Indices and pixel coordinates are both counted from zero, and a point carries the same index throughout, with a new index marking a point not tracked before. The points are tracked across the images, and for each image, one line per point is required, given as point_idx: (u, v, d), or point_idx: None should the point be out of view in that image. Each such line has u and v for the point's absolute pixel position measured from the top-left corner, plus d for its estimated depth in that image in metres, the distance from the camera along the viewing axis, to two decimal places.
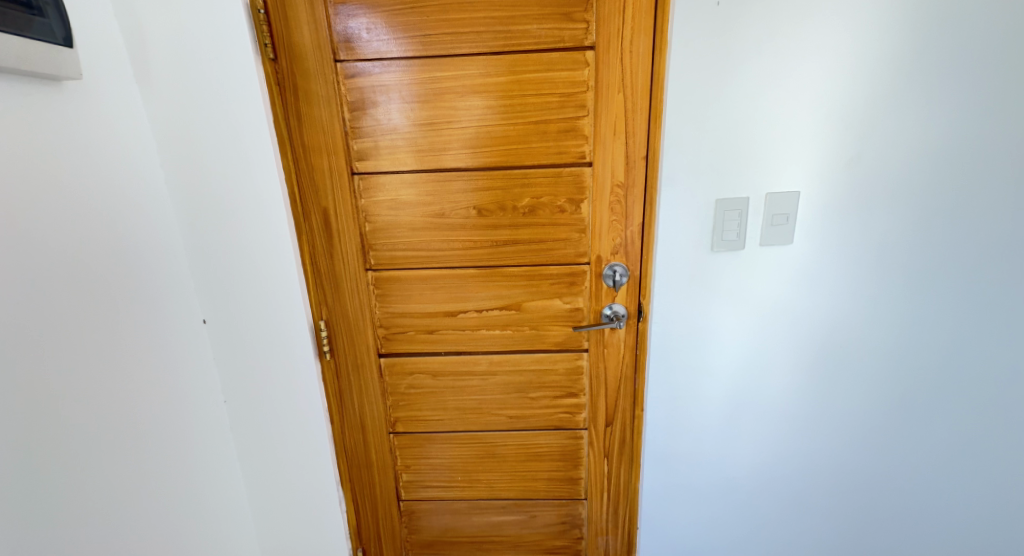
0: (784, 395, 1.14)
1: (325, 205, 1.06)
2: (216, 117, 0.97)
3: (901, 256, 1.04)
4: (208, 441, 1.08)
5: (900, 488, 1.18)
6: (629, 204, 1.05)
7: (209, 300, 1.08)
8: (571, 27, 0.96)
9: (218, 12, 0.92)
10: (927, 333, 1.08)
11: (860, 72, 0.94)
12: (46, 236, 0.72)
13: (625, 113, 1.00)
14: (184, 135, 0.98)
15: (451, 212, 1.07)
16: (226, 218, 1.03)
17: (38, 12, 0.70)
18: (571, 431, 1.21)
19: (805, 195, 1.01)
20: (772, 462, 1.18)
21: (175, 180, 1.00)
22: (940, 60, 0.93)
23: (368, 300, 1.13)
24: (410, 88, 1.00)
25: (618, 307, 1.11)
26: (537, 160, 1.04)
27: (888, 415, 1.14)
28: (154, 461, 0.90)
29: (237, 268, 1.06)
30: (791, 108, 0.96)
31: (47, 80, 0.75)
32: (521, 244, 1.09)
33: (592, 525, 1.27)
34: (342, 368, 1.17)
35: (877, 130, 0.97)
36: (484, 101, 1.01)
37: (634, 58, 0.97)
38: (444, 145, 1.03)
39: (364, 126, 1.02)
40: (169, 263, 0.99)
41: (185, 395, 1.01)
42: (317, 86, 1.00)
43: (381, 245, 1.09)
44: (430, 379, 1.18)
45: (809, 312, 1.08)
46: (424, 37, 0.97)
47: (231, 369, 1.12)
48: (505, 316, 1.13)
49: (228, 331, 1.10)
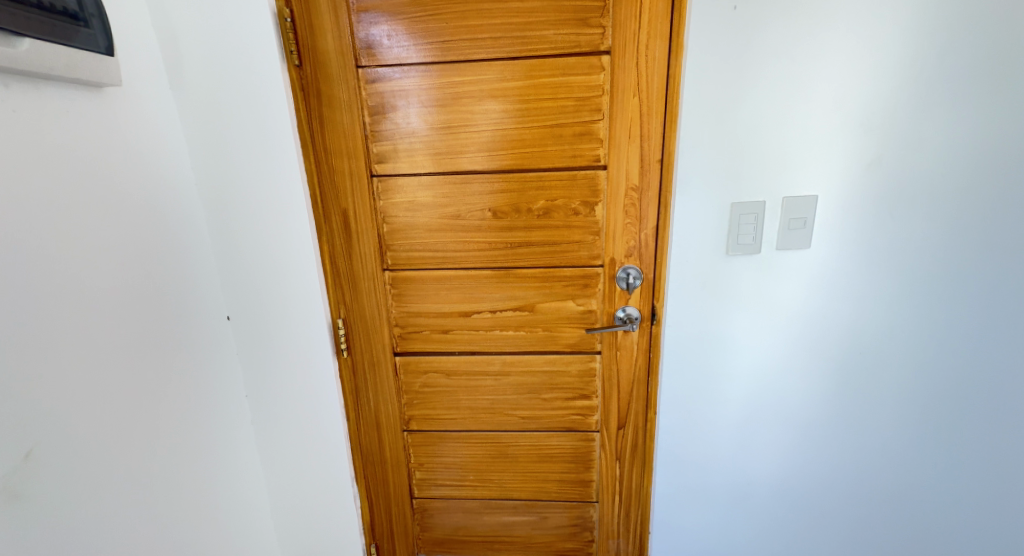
0: (803, 402, 1.12)
1: (344, 206, 1.09)
2: (244, 119, 1.01)
3: (921, 263, 1.02)
4: (229, 435, 1.11)
5: (920, 500, 1.15)
6: (643, 207, 1.05)
7: (234, 296, 1.12)
8: (587, 32, 0.97)
9: (249, 20, 0.96)
10: (953, 343, 1.06)
11: (878, 77, 0.93)
12: (80, 233, 0.76)
13: (641, 115, 1.00)
14: (214, 138, 1.02)
15: (467, 214, 1.09)
16: (252, 217, 1.07)
17: (84, 23, 0.75)
18: (583, 433, 1.21)
19: (823, 199, 1.00)
20: (785, 469, 1.17)
21: (205, 181, 1.05)
22: (969, 62, 0.91)
23: (385, 300, 1.15)
24: (429, 93, 1.03)
25: (631, 310, 1.11)
26: (552, 163, 1.05)
27: (908, 424, 1.11)
28: (176, 452, 0.94)
29: (259, 265, 1.10)
30: (808, 112, 0.95)
31: (89, 87, 0.80)
32: (535, 246, 1.10)
33: (603, 528, 1.27)
34: (358, 365, 1.19)
35: (902, 131, 0.95)
36: (501, 105, 1.02)
37: (649, 62, 0.97)
38: (461, 148, 1.05)
39: (383, 130, 1.05)
40: (196, 261, 1.03)
41: (207, 392, 1.04)
42: (339, 92, 1.03)
43: (398, 245, 1.12)
44: (444, 379, 1.20)
45: (825, 317, 1.06)
46: (442, 43, 1.00)
47: (252, 364, 1.16)
48: (519, 317, 1.14)
49: (250, 326, 1.14)
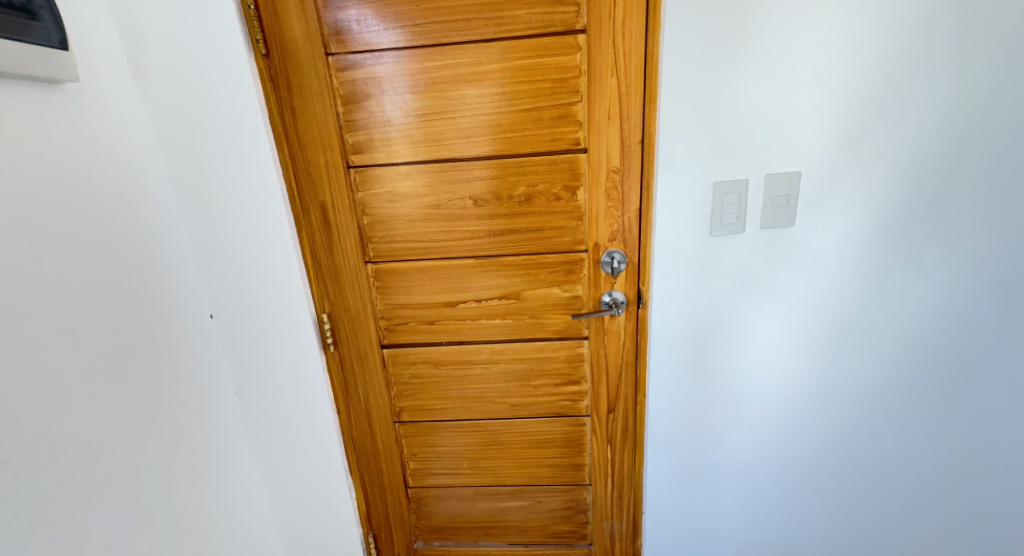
0: (791, 381, 1.12)
1: (322, 199, 1.07)
2: (215, 112, 0.98)
3: (907, 237, 1.01)
4: (219, 434, 1.10)
5: (909, 469, 1.16)
6: (625, 190, 1.04)
7: (215, 294, 1.10)
8: (561, 11, 0.94)
9: (212, 8, 0.93)
10: (938, 316, 1.06)
11: (861, 49, 0.90)
12: (57, 231, 0.76)
13: (620, 97, 0.98)
14: (184, 133, 0.99)
15: (448, 203, 1.07)
16: (228, 212, 1.05)
17: (34, 16, 0.72)
18: (574, 418, 1.22)
19: (806, 177, 0.98)
20: (774, 446, 1.17)
21: (178, 178, 1.02)
22: (954, 27, 0.89)
23: (369, 292, 1.14)
24: (403, 79, 1.00)
25: (617, 294, 1.11)
26: (532, 148, 1.03)
27: (896, 396, 1.11)
28: (165, 450, 0.93)
29: (239, 261, 1.08)
30: (787, 88, 0.93)
31: (45, 83, 0.77)
32: (518, 233, 1.08)
33: (598, 510, 1.28)
34: (346, 359, 1.19)
35: (885, 103, 0.93)
36: (477, 90, 1.00)
37: (626, 40, 0.95)
38: (438, 135, 1.03)
39: (358, 119, 1.03)
40: (174, 260, 1.01)
41: (194, 389, 1.03)
42: (310, 81, 1.00)
43: (380, 237, 1.10)
44: (432, 369, 1.20)
45: (810, 294, 1.06)
46: (414, 26, 0.97)
47: (238, 361, 1.15)
48: (505, 306, 1.14)
49: (235, 322, 1.12)
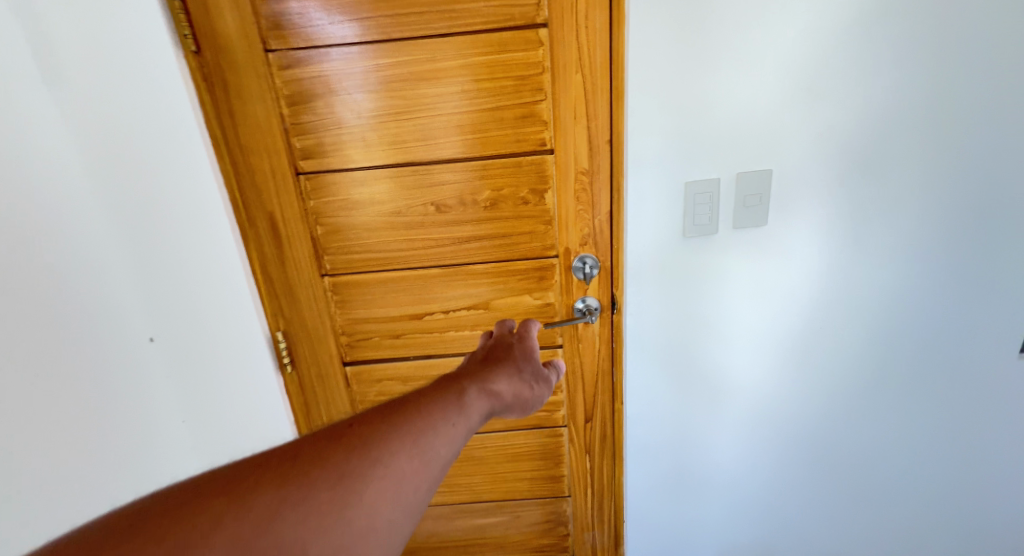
0: (767, 380, 1.11)
1: (270, 209, 0.99)
2: (141, 114, 0.88)
3: (876, 230, 1.00)
4: (158, 469, 0.99)
5: (882, 460, 1.16)
6: (595, 191, 1.00)
7: (154, 314, 0.99)
8: (520, 4, 0.89)
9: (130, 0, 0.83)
10: (908, 308, 1.05)
11: (826, 41, 0.88)
12: None
13: (586, 94, 0.94)
14: (106, 136, 0.89)
15: (408, 210, 1.01)
16: (161, 223, 0.94)
17: None
18: (550, 429, 1.17)
19: (776, 174, 0.96)
20: (752, 446, 1.16)
21: (102, 187, 0.91)
22: (919, 15, 0.87)
23: (327, 307, 1.06)
24: (353, 77, 0.93)
25: (590, 300, 1.06)
26: (496, 150, 0.97)
27: (869, 389, 1.11)
28: (78, 489, 0.82)
29: (178, 277, 0.97)
30: (756, 82, 0.90)
31: None
32: (485, 240, 1.03)
33: (578, 521, 1.25)
34: (305, 380, 1.12)
35: (853, 95, 0.91)
36: (434, 88, 0.94)
37: (590, 34, 0.90)
38: (394, 138, 0.96)
39: (305, 122, 0.95)
40: (98, 279, 0.90)
41: (122, 420, 0.92)
42: (248, 80, 0.91)
43: (337, 248, 1.03)
44: (399, 386, 1.13)
45: (783, 292, 1.04)
46: (362, 20, 0.89)
47: (184, 386, 1.04)
48: (474, 316, 1.08)
49: (179, 344, 1.02)
